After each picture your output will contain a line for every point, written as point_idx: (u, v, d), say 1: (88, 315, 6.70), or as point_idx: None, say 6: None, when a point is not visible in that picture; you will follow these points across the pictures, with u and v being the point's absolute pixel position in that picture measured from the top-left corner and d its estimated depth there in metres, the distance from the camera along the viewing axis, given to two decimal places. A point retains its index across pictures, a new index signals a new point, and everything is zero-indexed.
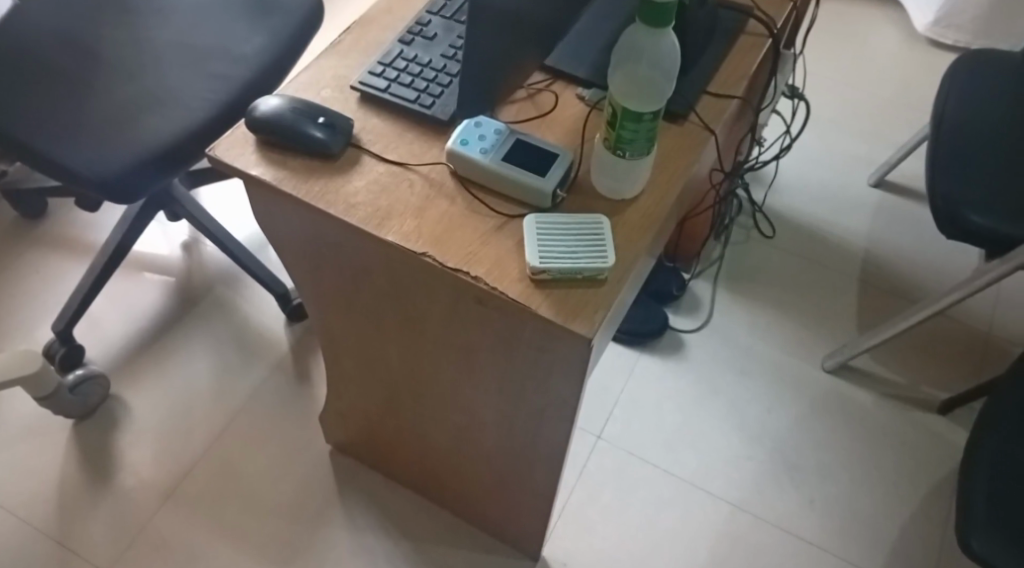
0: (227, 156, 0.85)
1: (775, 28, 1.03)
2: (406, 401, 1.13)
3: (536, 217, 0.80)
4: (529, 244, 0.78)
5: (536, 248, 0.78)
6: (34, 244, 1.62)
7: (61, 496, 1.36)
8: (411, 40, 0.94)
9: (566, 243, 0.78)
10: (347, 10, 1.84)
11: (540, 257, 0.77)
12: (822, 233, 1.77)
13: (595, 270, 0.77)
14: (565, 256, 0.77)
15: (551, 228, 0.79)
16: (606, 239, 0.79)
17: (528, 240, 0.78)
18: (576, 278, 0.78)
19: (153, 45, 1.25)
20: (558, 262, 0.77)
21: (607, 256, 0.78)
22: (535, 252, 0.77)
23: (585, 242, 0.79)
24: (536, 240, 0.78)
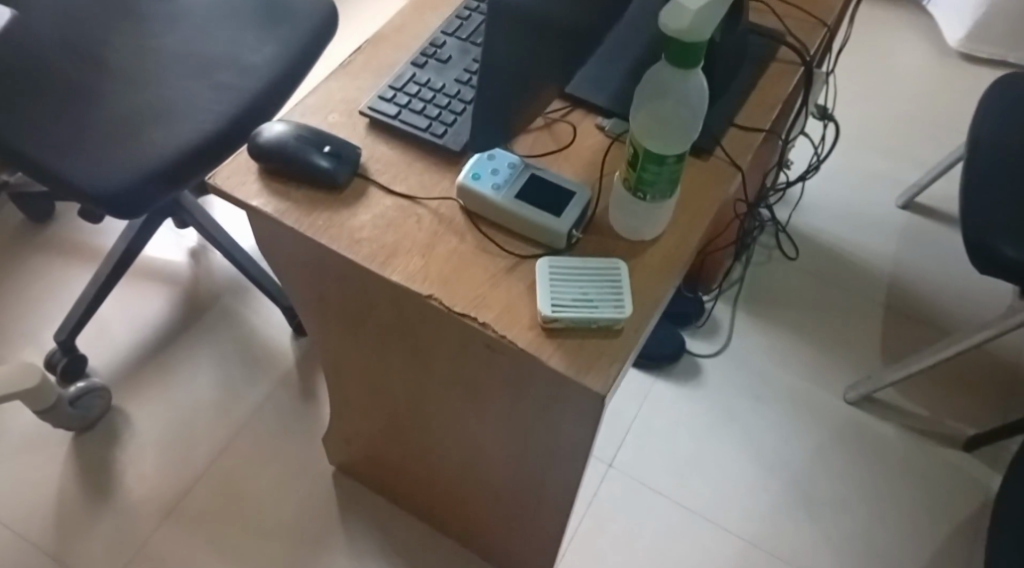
0: (227, 185, 0.80)
1: (808, 56, 0.97)
2: (411, 432, 1.09)
3: (549, 259, 0.76)
4: (541, 289, 0.74)
5: (548, 294, 0.74)
6: (39, 248, 1.59)
7: (60, 512, 1.33)
8: (424, 63, 0.90)
9: (581, 290, 0.74)
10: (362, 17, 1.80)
11: (552, 305, 0.73)
12: (847, 255, 1.72)
13: (611, 320, 0.73)
14: (578, 304, 0.73)
15: (565, 273, 0.75)
16: (623, 287, 0.75)
17: (540, 285, 0.74)
18: (589, 327, 0.73)
19: (161, 57, 1.21)
20: (571, 311, 0.73)
21: (623, 305, 0.74)
22: (547, 299, 0.73)
23: (601, 289, 0.75)
24: (549, 285, 0.74)
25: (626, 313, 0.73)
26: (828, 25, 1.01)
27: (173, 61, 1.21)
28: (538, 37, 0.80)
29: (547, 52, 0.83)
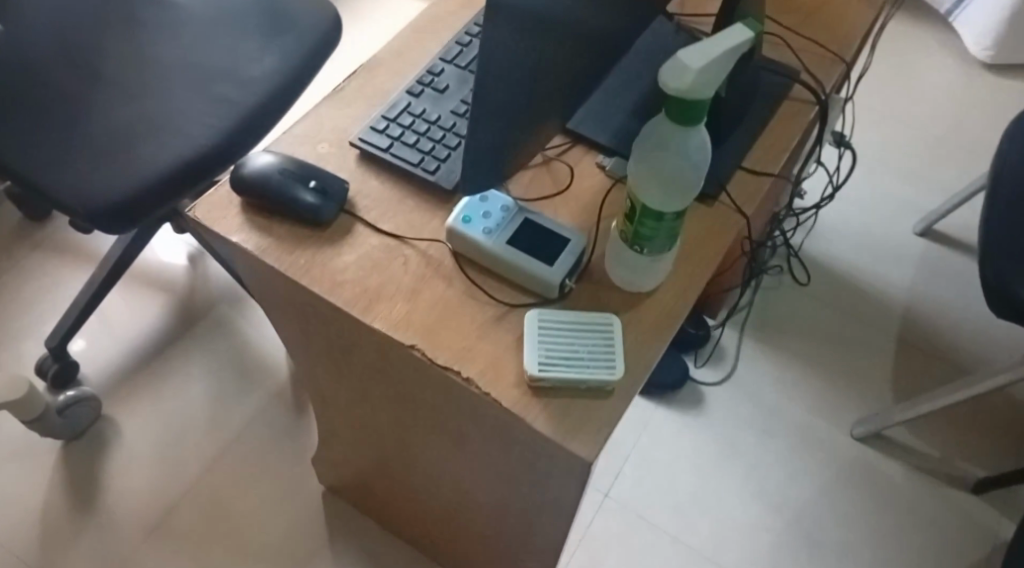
0: (208, 219, 0.78)
1: (824, 95, 0.93)
2: (399, 465, 1.06)
3: (539, 310, 0.73)
4: (529, 345, 0.70)
5: (536, 350, 0.70)
6: (36, 249, 1.56)
7: (46, 524, 1.31)
8: (420, 91, 0.85)
9: (571, 347, 0.71)
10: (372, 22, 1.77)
11: (540, 363, 0.70)
12: (862, 284, 1.65)
13: (601, 382, 0.69)
14: (568, 363, 0.70)
15: (555, 328, 0.72)
16: (616, 346, 0.71)
17: (529, 341, 0.71)
18: (578, 387, 0.70)
19: (160, 65, 1.17)
20: (560, 370, 0.69)
21: (614, 365, 0.70)
22: (535, 356, 0.70)
23: (592, 347, 0.71)
24: (538, 341, 0.71)
25: (618, 375, 0.70)
26: (847, 62, 0.97)
27: (174, 70, 1.17)
28: (535, 79, 0.74)
29: (551, 90, 0.77)
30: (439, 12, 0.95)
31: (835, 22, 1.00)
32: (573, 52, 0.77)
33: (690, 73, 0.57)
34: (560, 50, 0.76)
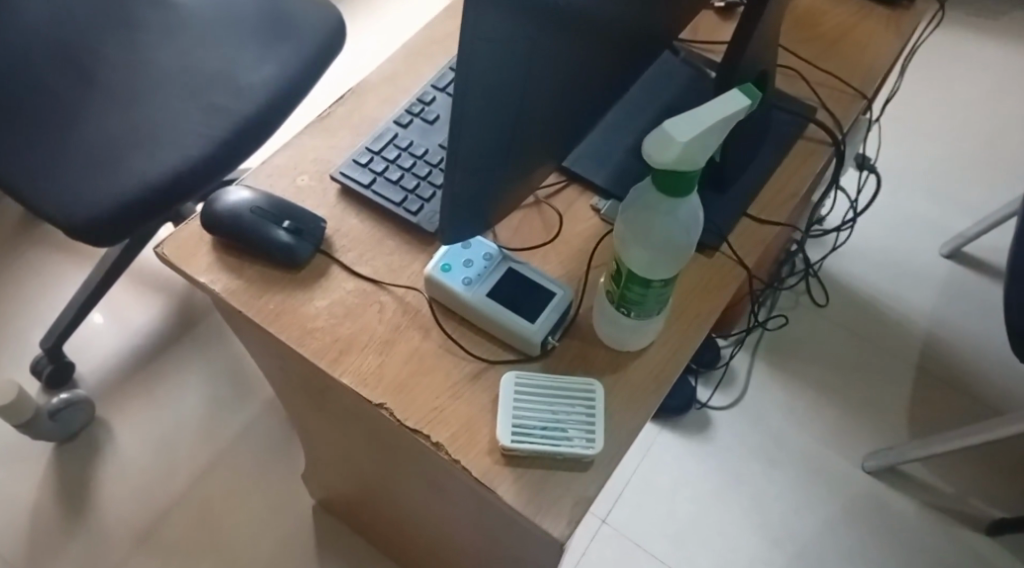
0: (177, 258, 0.75)
1: (840, 136, 0.88)
2: (383, 497, 1.03)
3: (516, 372, 0.68)
4: (503, 413, 0.66)
5: (511, 418, 0.66)
6: (35, 242, 1.52)
7: (35, 528, 1.30)
8: (409, 122, 0.81)
9: (548, 417, 0.67)
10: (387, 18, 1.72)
11: (514, 433, 0.65)
12: (884, 307, 1.58)
13: (577, 456, 0.65)
14: (543, 433, 0.66)
15: (532, 393, 0.68)
16: (596, 415, 0.67)
17: (503, 408, 0.67)
18: (552, 458, 0.65)
19: (154, 68, 1.09)
20: (534, 442, 0.65)
21: (594, 439, 0.66)
22: (508, 425, 0.66)
23: (570, 416, 0.67)
24: (513, 408, 0.67)
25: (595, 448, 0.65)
26: (867, 98, 0.92)
27: (168, 75, 1.09)
28: (522, 116, 0.64)
29: (545, 125, 0.67)
30: (435, 35, 0.90)
31: (855, 54, 0.95)
32: (576, 90, 0.68)
33: (677, 144, 0.55)
34: (561, 82, 0.65)
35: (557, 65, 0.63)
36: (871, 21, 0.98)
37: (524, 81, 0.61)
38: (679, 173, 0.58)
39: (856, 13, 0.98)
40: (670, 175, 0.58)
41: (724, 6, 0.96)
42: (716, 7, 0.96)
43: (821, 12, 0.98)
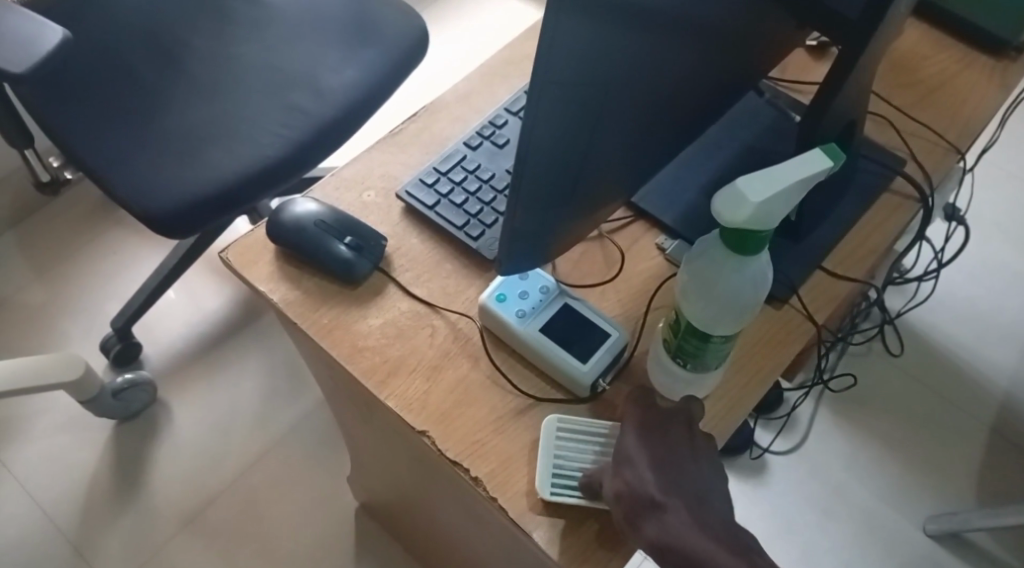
0: (240, 265, 0.76)
1: (930, 193, 0.85)
2: (422, 512, 1.03)
3: (559, 417, 0.67)
4: (544, 460, 0.65)
5: (553, 465, 0.65)
6: (117, 223, 1.57)
7: (88, 500, 1.34)
8: (479, 144, 0.80)
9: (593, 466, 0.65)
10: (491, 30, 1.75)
11: (554, 482, 0.64)
12: (965, 365, 1.48)
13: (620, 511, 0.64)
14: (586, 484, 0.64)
15: (577, 438, 0.66)
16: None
17: (545, 453, 0.66)
18: (592, 512, 0.65)
19: (240, 64, 1.11)
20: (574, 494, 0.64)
21: None
22: (548, 473, 0.65)
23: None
24: (553, 456, 0.65)
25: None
26: (962, 152, 0.88)
27: (252, 73, 1.10)
28: (593, 155, 0.61)
29: (615, 164, 0.65)
30: (513, 56, 0.89)
31: (954, 103, 0.90)
32: (654, 128, 0.66)
33: (750, 205, 0.54)
34: (638, 121, 0.63)
35: (635, 104, 0.60)
36: (974, 71, 0.93)
37: (598, 120, 0.58)
38: (745, 235, 0.56)
39: (959, 61, 0.93)
40: (737, 235, 0.57)
41: (817, 45, 0.92)
42: (808, 45, 0.92)
43: (921, 58, 0.94)
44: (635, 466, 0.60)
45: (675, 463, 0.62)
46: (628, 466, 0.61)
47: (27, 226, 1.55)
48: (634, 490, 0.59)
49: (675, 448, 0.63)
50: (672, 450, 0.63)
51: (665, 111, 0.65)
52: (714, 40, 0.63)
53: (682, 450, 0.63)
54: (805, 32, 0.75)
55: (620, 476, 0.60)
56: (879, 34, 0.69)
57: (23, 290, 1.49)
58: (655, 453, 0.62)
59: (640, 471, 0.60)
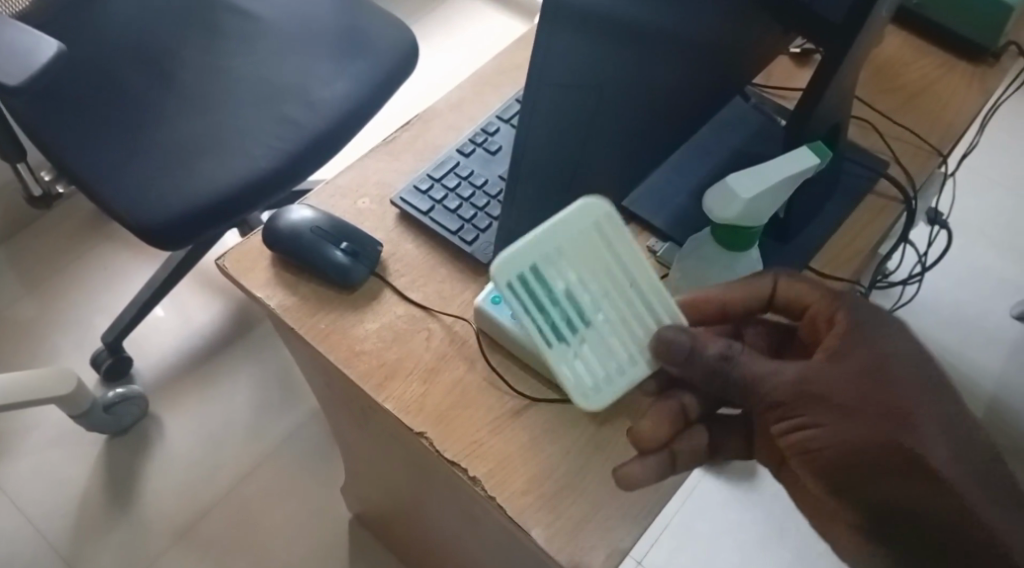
0: (237, 271, 0.77)
1: (913, 195, 0.87)
2: (417, 519, 1.03)
3: (602, 222, 0.58)
4: (537, 252, 0.57)
5: (537, 266, 0.57)
6: (107, 237, 1.57)
7: (80, 514, 1.33)
8: (471, 151, 0.82)
9: (573, 302, 0.58)
10: (475, 48, 1.77)
11: (515, 278, 0.57)
12: (949, 368, 1.49)
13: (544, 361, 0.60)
14: (547, 312, 0.58)
15: (600, 256, 0.58)
16: (608, 356, 0.61)
17: (545, 248, 0.57)
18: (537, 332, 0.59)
19: (230, 77, 1.12)
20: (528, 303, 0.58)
21: (595, 387, 0.61)
22: (533, 264, 0.57)
23: (591, 330, 0.60)
24: (555, 255, 0.57)
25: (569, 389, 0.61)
26: (944, 156, 0.90)
27: (242, 86, 1.11)
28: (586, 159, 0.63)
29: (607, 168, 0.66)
30: (504, 64, 0.91)
31: (936, 108, 0.93)
32: (647, 131, 0.67)
33: (739, 201, 0.61)
34: (630, 125, 0.64)
35: (627, 107, 0.62)
36: (954, 76, 0.95)
37: (591, 123, 0.60)
38: (738, 237, 0.65)
39: (940, 66, 0.96)
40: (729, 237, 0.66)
41: (800, 52, 0.94)
42: (792, 52, 0.94)
43: (901, 63, 0.96)
44: (847, 387, 0.58)
45: (924, 415, 0.58)
46: (840, 384, 0.58)
47: (17, 241, 1.55)
48: (851, 420, 0.57)
49: (893, 370, 0.59)
50: (914, 395, 0.58)
51: (657, 115, 0.66)
52: (703, 47, 0.64)
53: (894, 354, 0.60)
54: (790, 38, 0.77)
55: (836, 397, 0.58)
56: (862, 38, 0.71)
57: (13, 305, 1.49)
58: (867, 370, 0.59)
59: (866, 416, 0.57)
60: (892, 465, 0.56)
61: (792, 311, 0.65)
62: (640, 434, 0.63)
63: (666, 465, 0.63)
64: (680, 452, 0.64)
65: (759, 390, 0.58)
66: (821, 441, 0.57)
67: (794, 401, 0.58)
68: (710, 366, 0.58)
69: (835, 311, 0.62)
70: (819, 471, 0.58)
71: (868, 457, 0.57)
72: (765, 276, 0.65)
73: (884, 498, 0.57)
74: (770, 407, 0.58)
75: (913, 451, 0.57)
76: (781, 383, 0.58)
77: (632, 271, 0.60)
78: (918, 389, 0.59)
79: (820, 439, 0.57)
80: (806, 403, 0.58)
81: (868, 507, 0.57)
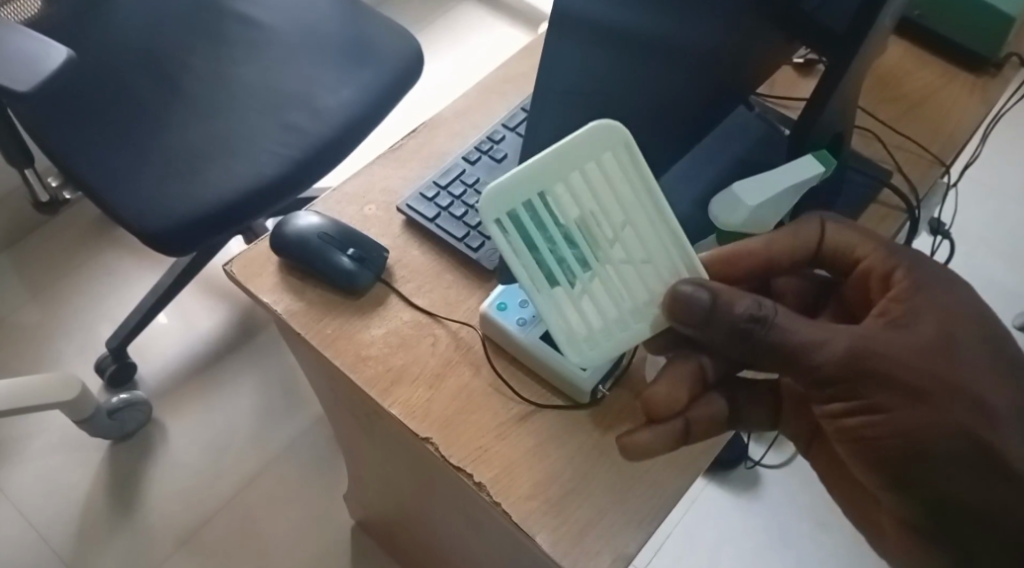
0: (244, 277, 0.77)
1: (916, 204, 0.87)
2: (420, 525, 1.03)
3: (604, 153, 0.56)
4: (532, 184, 0.55)
5: (534, 197, 0.55)
6: (111, 244, 1.57)
7: (83, 519, 1.33)
8: (477, 159, 0.83)
9: (572, 242, 0.56)
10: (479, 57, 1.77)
11: (509, 212, 0.55)
12: None
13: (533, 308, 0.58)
14: (540, 249, 0.56)
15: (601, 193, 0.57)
16: (606, 303, 0.59)
17: (544, 176, 0.55)
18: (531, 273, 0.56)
19: (236, 84, 1.12)
20: (522, 240, 0.56)
21: (588, 337, 0.60)
22: (528, 196, 0.55)
23: (591, 274, 0.58)
24: (553, 187, 0.55)
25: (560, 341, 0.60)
26: (946, 165, 0.90)
27: (248, 93, 1.12)
28: None
29: None
30: (509, 73, 0.91)
31: (938, 117, 0.93)
32: (652, 140, 0.68)
33: (744, 207, 0.66)
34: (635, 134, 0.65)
35: (631, 116, 0.62)
36: (957, 86, 0.96)
37: None
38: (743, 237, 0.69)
39: (942, 77, 0.96)
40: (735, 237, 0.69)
41: (803, 63, 0.95)
42: (795, 62, 0.95)
43: (904, 73, 0.96)
44: (903, 362, 0.58)
45: (981, 387, 0.59)
46: (896, 361, 0.58)
47: (22, 247, 1.56)
48: (903, 399, 0.58)
49: (947, 347, 0.59)
50: (972, 366, 0.59)
51: (662, 124, 0.67)
52: (708, 57, 0.65)
53: (946, 330, 0.60)
54: (794, 48, 0.78)
55: (890, 374, 0.57)
56: (865, 48, 0.72)
57: (18, 311, 1.49)
58: (922, 346, 0.58)
59: (919, 395, 0.58)
60: (947, 446, 0.58)
61: (839, 262, 0.66)
62: (652, 403, 0.65)
63: (678, 434, 0.66)
64: (693, 421, 0.66)
65: (817, 369, 0.57)
66: (874, 423, 0.58)
67: (849, 378, 0.57)
68: (739, 326, 0.56)
69: (893, 267, 0.63)
70: (867, 450, 0.59)
71: (917, 436, 0.58)
72: (813, 220, 0.65)
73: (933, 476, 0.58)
74: (823, 385, 0.58)
75: (964, 429, 0.58)
76: (836, 359, 0.57)
77: (636, 210, 0.58)
78: (972, 366, 0.59)
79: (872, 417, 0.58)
80: (862, 381, 0.57)
81: (915, 483, 0.59)
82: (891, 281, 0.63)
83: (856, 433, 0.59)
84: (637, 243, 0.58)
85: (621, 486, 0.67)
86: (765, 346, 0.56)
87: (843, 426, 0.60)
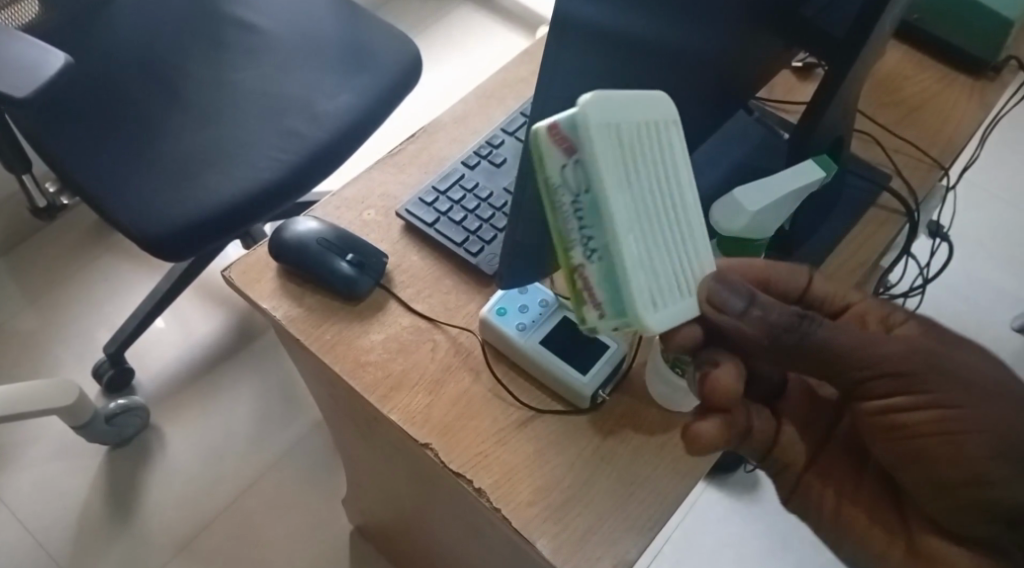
0: (243, 283, 0.77)
1: (915, 209, 0.87)
2: (420, 531, 1.03)
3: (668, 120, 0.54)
4: (625, 113, 0.50)
5: (624, 128, 0.50)
6: (109, 249, 1.57)
7: (81, 526, 1.33)
8: (476, 163, 0.83)
9: (645, 188, 0.51)
10: (477, 63, 1.77)
11: (605, 130, 0.49)
12: None
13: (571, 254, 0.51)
14: (626, 186, 0.50)
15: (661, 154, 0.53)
16: (664, 273, 0.53)
17: (632, 110, 0.51)
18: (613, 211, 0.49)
19: (233, 90, 1.12)
20: (612, 166, 0.49)
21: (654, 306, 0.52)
22: (621, 123, 0.50)
23: (657, 233, 0.52)
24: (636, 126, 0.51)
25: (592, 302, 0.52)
26: (945, 168, 0.90)
27: (245, 99, 1.11)
28: None
29: None
30: (508, 77, 0.91)
31: (936, 121, 0.93)
32: None
33: (746, 213, 0.66)
34: None
35: None
36: (955, 89, 0.96)
37: None
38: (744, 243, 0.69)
39: (941, 81, 0.96)
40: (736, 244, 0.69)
41: (802, 67, 0.95)
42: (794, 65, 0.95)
43: (903, 77, 0.97)
44: (953, 359, 0.58)
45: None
46: (947, 360, 0.58)
47: (19, 252, 1.56)
48: (956, 394, 0.57)
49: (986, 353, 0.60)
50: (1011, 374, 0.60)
51: None
52: (709, 62, 0.65)
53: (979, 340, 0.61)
54: (793, 52, 0.77)
55: (943, 369, 0.57)
56: (865, 52, 0.72)
57: (15, 317, 1.49)
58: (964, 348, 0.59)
59: (972, 391, 0.57)
60: (992, 449, 0.57)
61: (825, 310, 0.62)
62: (713, 389, 0.58)
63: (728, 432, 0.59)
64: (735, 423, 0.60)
65: (874, 359, 0.57)
66: (923, 417, 0.57)
67: (906, 369, 0.57)
68: (788, 321, 0.56)
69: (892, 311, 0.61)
70: (914, 448, 0.58)
71: (969, 430, 0.57)
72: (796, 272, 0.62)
73: (981, 475, 0.57)
74: (878, 376, 0.57)
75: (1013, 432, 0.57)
76: (891, 349, 0.57)
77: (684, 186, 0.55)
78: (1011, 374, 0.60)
79: (923, 410, 0.57)
80: (917, 375, 0.57)
81: (964, 481, 0.57)
82: (895, 323, 0.60)
83: (904, 427, 0.58)
84: (685, 217, 0.55)
85: (621, 492, 0.67)
86: (818, 342, 0.56)
87: (890, 421, 0.58)
